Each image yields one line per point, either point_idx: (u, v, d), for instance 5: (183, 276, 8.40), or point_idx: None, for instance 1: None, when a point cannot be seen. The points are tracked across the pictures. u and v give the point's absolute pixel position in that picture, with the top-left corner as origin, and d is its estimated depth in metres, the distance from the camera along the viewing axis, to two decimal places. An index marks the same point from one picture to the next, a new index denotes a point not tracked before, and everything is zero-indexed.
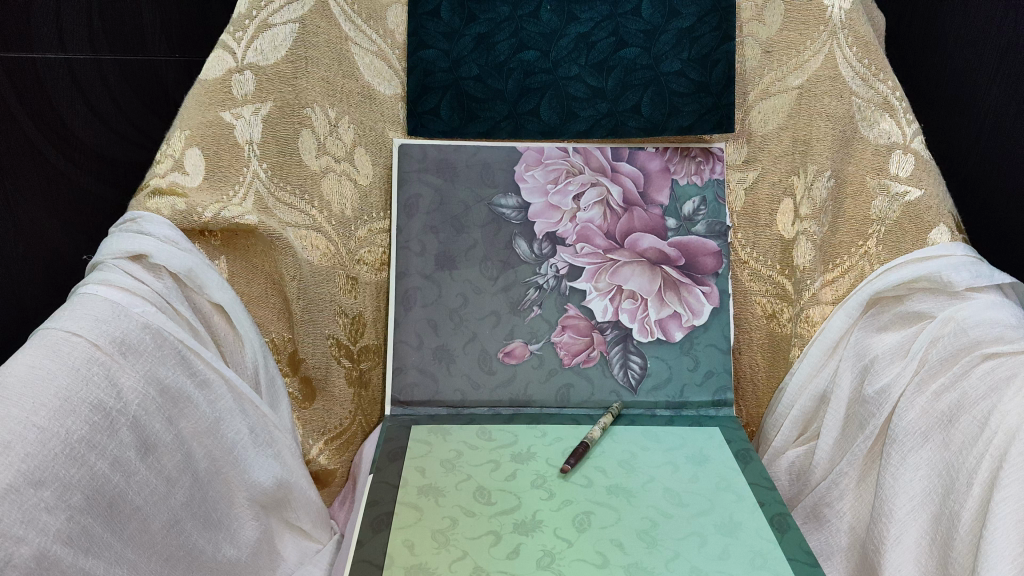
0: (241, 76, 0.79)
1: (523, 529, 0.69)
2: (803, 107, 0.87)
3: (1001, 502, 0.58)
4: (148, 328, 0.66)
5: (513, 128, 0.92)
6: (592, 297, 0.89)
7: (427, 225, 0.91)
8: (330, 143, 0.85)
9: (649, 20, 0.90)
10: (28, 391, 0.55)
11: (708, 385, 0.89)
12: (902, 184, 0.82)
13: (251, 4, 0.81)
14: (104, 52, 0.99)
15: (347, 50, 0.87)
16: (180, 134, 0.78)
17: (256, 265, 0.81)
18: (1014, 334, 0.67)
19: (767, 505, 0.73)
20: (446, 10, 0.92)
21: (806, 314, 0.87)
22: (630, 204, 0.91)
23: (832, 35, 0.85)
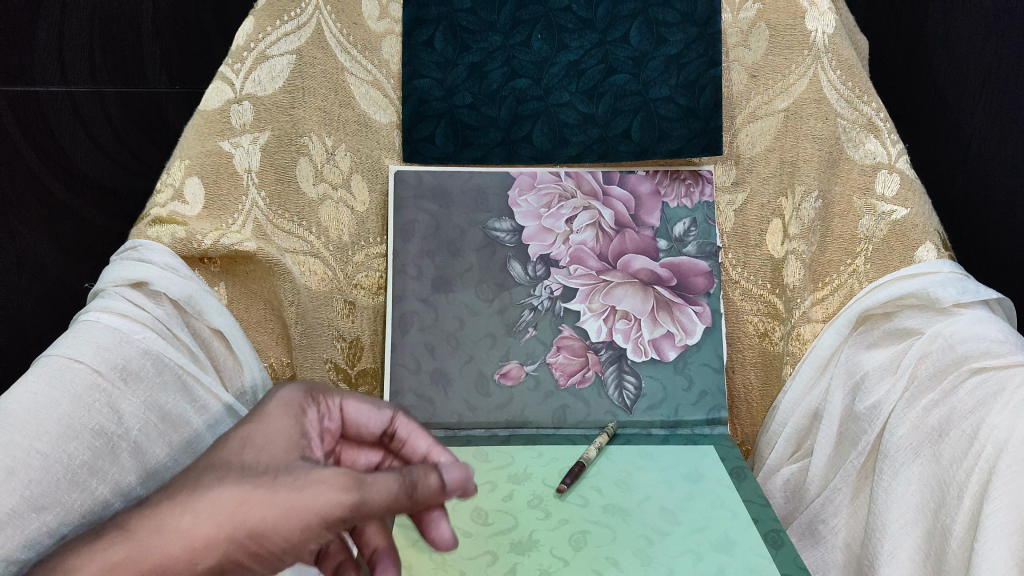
0: (240, 106, 0.81)
1: (520, 549, 0.70)
2: (790, 129, 0.89)
3: (993, 515, 0.59)
4: (149, 354, 0.67)
5: (506, 153, 0.94)
6: (586, 318, 0.91)
7: (423, 249, 0.92)
8: (327, 171, 0.87)
9: (637, 47, 0.92)
10: (32, 417, 0.56)
11: (703, 404, 0.89)
12: (888, 203, 0.83)
13: (249, 36, 0.82)
14: (105, 86, 1.05)
15: (344, 80, 0.89)
16: (180, 164, 0.79)
17: (255, 291, 0.82)
18: (999, 347, 0.68)
19: (761, 522, 0.73)
20: (439, 40, 0.94)
21: (797, 332, 0.88)
22: (622, 225, 0.92)
23: (816, 59, 0.87)
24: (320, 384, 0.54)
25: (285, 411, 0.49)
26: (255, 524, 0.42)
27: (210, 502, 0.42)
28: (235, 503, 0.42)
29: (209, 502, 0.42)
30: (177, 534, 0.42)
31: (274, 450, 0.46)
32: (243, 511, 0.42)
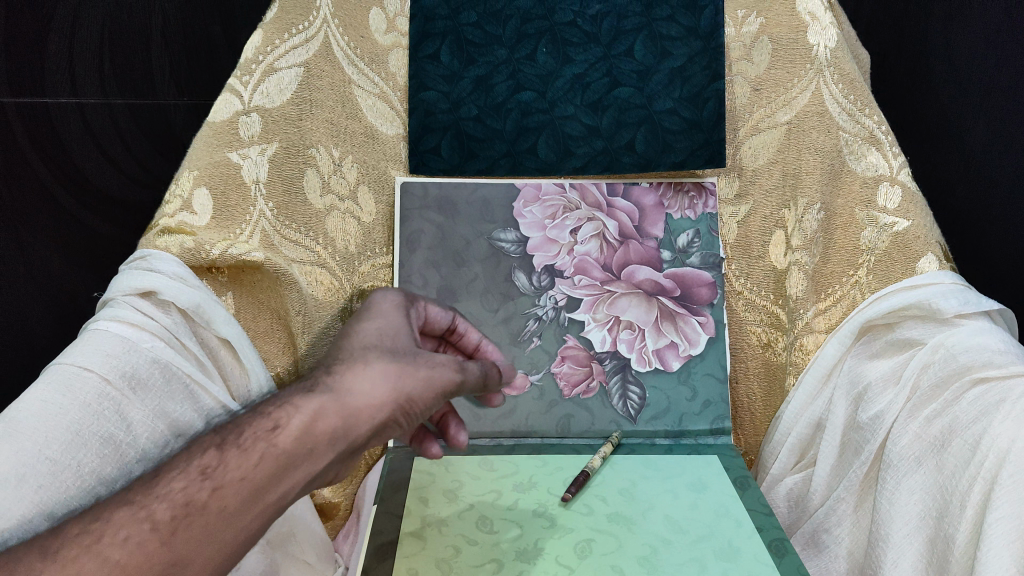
0: (249, 118, 0.82)
1: (526, 557, 0.71)
2: (792, 142, 0.90)
3: (996, 523, 0.59)
4: (157, 362, 0.67)
5: (511, 164, 0.95)
6: (591, 328, 0.91)
7: (429, 260, 0.93)
8: (334, 183, 0.88)
9: (641, 61, 0.93)
10: (41, 426, 0.57)
11: (706, 414, 0.90)
12: (890, 215, 0.84)
13: (258, 49, 0.84)
14: (114, 97, 1.08)
15: (351, 92, 0.90)
16: (189, 174, 0.81)
17: (263, 301, 0.82)
18: (1002, 359, 0.69)
19: (766, 531, 0.74)
20: (445, 54, 0.95)
21: (800, 343, 0.89)
22: (626, 237, 0.93)
23: (818, 73, 0.89)
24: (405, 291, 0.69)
25: (397, 315, 0.64)
26: (411, 391, 0.55)
27: (379, 369, 0.55)
28: (400, 370, 0.56)
29: (380, 369, 0.55)
30: (358, 392, 0.54)
31: (403, 340, 0.61)
32: (404, 379, 0.55)
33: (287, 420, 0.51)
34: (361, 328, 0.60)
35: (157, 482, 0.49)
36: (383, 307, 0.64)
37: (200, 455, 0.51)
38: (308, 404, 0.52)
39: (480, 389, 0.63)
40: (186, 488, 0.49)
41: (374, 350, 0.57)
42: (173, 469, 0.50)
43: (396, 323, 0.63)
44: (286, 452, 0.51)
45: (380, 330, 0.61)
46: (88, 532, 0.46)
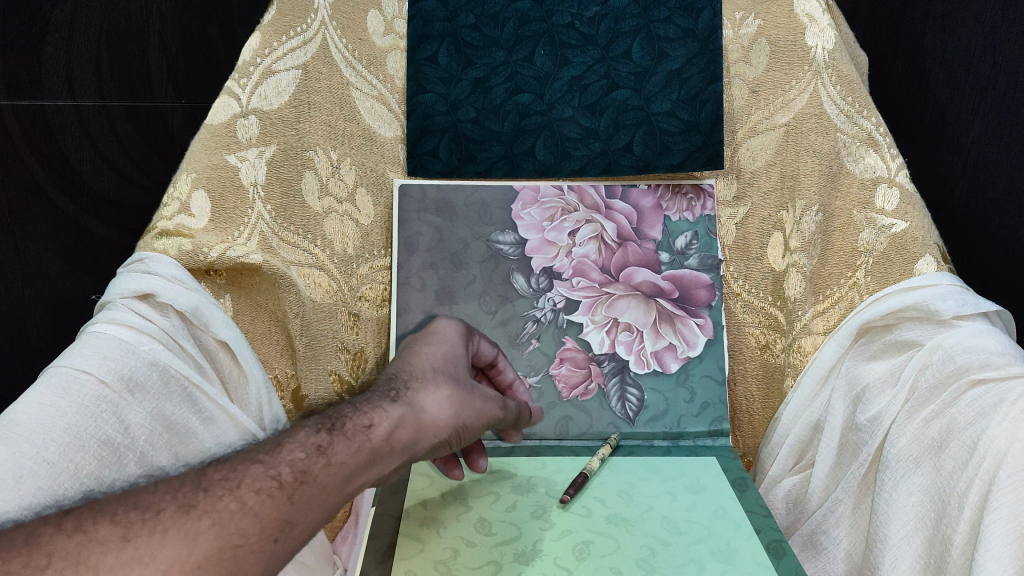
0: (247, 120, 0.82)
1: (524, 558, 0.71)
2: (790, 143, 0.90)
3: (993, 524, 0.59)
4: (155, 365, 0.67)
5: (509, 167, 0.95)
6: (589, 330, 0.91)
7: (427, 262, 0.93)
8: (332, 185, 0.88)
9: (639, 63, 0.93)
10: (39, 428, 0.57)
11: (705, 416, 0.90)
12: (888, 216, 0.84)
13: (256, 51, 0.84)
14: (111, 99, 1.09)
15: (349, 94, 0.90)
16: (187, 177, 0.80)
17: (261, 303, 0.82)
18: (1000, 360, 0.69)
19: (764, 532, 0.74)
20: (443, 56, 0.95)
21: (799, 344, 0.89)
22: (624, 238, 0.93)
23: (816, 74, 0.89)
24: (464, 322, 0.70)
25: (459, 343, 0.66)
26: (469, 422, 0.60)
27: (447, 395, 0.60)
28: (463, 400, 0.61)
29: (447, 394, 0.60)
30: (430, 413, 0.58)
31: (463, 371, 0.64)
32: (464, 408, 0.60)
33: (381, 422, 0.55)
34: (425, 349, 0.63)
35: (280, 446, 0.52)
36: (445, 331, 0.67)
37: (314, 431, 0.54)
38: (393, 412, 0.56)
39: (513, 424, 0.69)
40: (305, 459, 0.51)
41: (443, 374, 0.61)
42: (290, 438, 0.53)
43: (456, 345, 0.66)
44: (379, 450, 0.54)
45: (443, 357, 0.64)
46: (218, 483, 0.48)
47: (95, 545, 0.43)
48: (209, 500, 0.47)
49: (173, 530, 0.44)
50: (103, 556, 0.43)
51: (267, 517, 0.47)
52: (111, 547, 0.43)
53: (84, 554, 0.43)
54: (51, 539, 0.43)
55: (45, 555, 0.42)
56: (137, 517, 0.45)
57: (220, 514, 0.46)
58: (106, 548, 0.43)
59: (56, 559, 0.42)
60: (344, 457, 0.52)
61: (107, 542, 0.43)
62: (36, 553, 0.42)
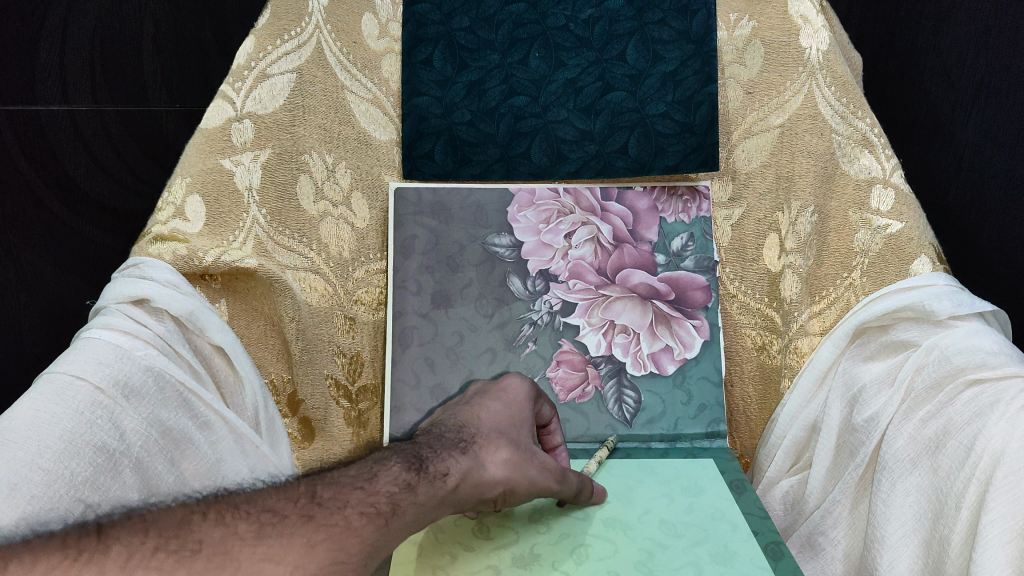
0: (241, 124, 0.82)
1: (522, 563, 0.70)
2: (785, 145, 0.90)
3: (990, 524, 0.60)
4: (150, 370, 0.67)
5: (504, 170, 0.95)
6: (586, 332, 0.91)
7: (423, 265, 0.92)
8: (328, 189, 0.88)
9: (633, 65, 0.93)
10: (34, 434, 0.57)
11: (702, 418, 0.90)
12: (883, 217, 0.84)
13: (251, 55, 0.84)
14: (105, 103, 1.13)
15: (344, 98, 0.90)
16: (182, 182, 0.81)
17: (255, 308, 0.82)
18: (995, 359, 0.69)
19: (761, 534, 0.74)
20: (438, 59, 0.95)
21: (795, 345, 0.88)
22: (620, 241, 0.93)
23: (810, 75, 0.89)
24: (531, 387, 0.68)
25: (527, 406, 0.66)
26: (517, 484, 0.61)
27: (507, 458, 0.60)
28: (518, 464, 0.61)
29: (506, 457, 0.60)
30: (489, 476, 0.59)
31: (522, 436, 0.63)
32: (520, 474, 0.61)
33: (454, 471, 0.57)
34: (494, 408, 0.64)
35: (377, 474, 0.55)
36: (515, 389, 0.67)
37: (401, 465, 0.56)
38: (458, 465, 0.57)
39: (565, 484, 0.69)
40: (398, 493, 0.53)
41: (506, 437, 0.62)
42: (383, 470, 0.55)
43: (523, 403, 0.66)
44: (447, 497, 0.56)
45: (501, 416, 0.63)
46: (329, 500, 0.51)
47: (236, 539, 0.46)
48: (325, 513, 0.50)
49: (297, 534, 0.48)
50: (242, 549, 0.46)
51: (366, 537, 0.50)
52: (247, 542, 0.46)
53: (228, 546, 0.46)
54: (199, 529, 0.46)
55: (196, 541, 0.45)
56: (267, 519, 0.48)
57: (334, 528, 0.49)
58: (243, 542, 0.46)
59: (205, 547, 0.45)
60: (427, 498, 0.54)
61: (244, 538, 0.47)
62: (187, 539, 0.46)
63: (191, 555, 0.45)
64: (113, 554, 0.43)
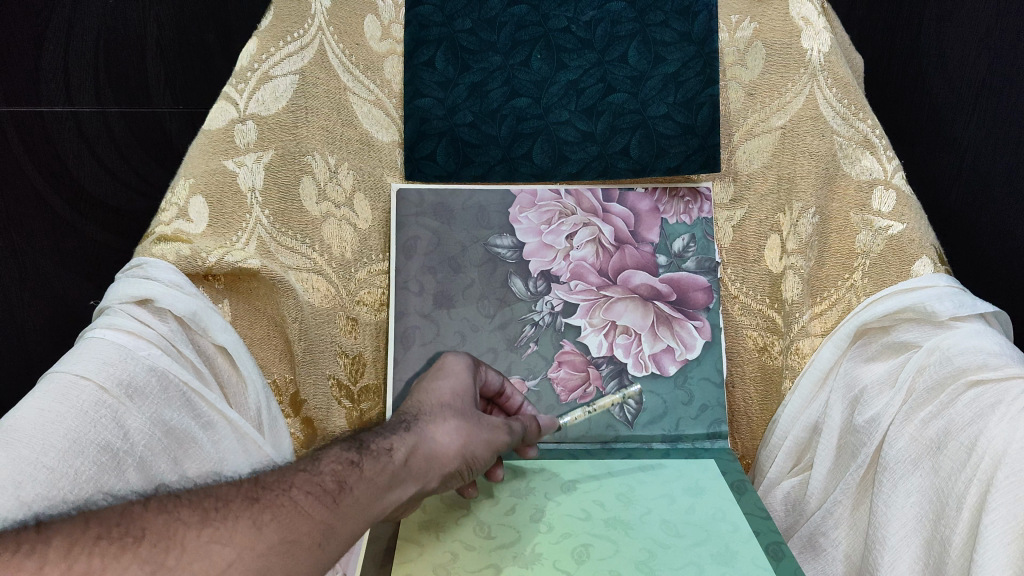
0: (244, 126, 0.83)
1: (523, 562, 0.71)
2: (787, 146, 0.90)
3: (991, 525, 0.60)
4: (154, 370, 0.67)
5: (507, 171, 0.95)
6: (587, 332, 0.91)
7: (425, 265, 0.93)
8: (330, 190, 0.88)
9: (636, 66, 0.93)
10: (39, 434, 0.57)
11: (703, 418, 0.90)
12: (885, 218, 0.84)
13: (252, 58, 0.84)
14: (110, 105, 1.13)
15: (347, 99, 0.91)
16: (184, 183, 0.81)
17: (258, 308, 0.82)
18: (997, 360, 0.69)
19: (762, 534, 0.74)
20: (440, 61, 0.95)
21: (796, 346, 0.88)
22: (622, 242, 0.93)
23: (812, 77, 0.90)
24: (466, 357, 0.72)
25: (467, 375, 0.69)
26: (475, 449, 0.62)
27: (456, 426, 0.62)
28: (471, 431, 0.63)
29: (456, 426, 0.62)
30: (440, 443, 0.60)
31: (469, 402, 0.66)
32: (473, 439, 0.62)
33: (400, 447, 0.57)
34: (437, 383, 0.66)
35: (319, 457, 0.55)
36: (452, 363, 0.70)
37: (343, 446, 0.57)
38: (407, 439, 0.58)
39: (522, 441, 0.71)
40: (342, 470, 0.54)
41: (451, 407, 0.63)
42: (326, 453, 0.56)
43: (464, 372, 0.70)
44: (399, 472, 0.56)
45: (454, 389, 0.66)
46: (273, 483, 0.51)
47: (182, 524, 0.46)
48: (270, 495, 0.50)
49: (242, 517, 0.48)
50: (187, 532, 0.46)
51: (320, 517, 0.50)
52: (193, 526, 0.46)
53: (173, 531, 0.46)
54: (142, 517, 0.46)
55: (138, 528, 0.45)
56: (209, 505, 0.48)
57: (280, 508, 0.50)
58: (189, 527, 0.46)
59: (148, 533, 0.45)
60: (376, 475, 0.55)
61: (189, 522, 0.46)
62: (131, 527, 0.45)
63: (135, 541, 0.44)
64: (55, 545, 0.43)
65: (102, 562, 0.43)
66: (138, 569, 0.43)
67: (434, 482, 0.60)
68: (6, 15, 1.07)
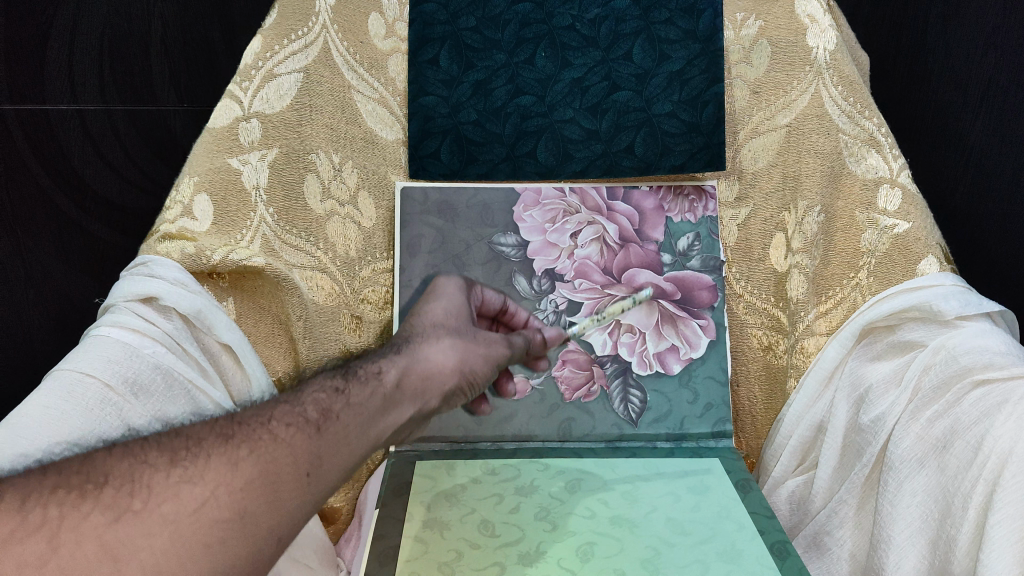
0: (249, 123, 0.83)
1: (528, 560, 0.71)
2: (792, 144, 0.90)
3: (997, 524, 0.60)
4: (159, 368, 0.67)
5: (511, 169, 0.95)
6: (592, 331, 0.91)
7: (429, 264, 0.93)
8: (334, 188, 0.88)
9: (640, 64, 0.93)
10: (45, 433, 0.57)
11: (708, 417, 0.90)
12: (890, 217, 0.84)
13: (257, 55, 0.85)
14: (115, 103, 1.14)
15: (350, 97, 0.91)
16: (189, 181, 0.81)
17: (264, 306, 0.83)
18: (1004, 360, 0.69)
19: (767, 533, 0.74)
20: (445, 58, 0.95)
21: (801, 345, 0.89)
22: (626, 240, 0.93)
23: (817, 75, 0.89)
24: (459, 280, 0.78)
25: (458, 294, 0.74)
26: (473, 364, 0.64)
27: (449, 344, 0.64)
28: (467, 348, 0.64)
29: (449, 344, 0.64)
30: (434, 360, 0.62)
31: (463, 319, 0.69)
32: (468, 355, 0.64)
33: (389, 370, 0.60)
34: (431, 305, 0.70)
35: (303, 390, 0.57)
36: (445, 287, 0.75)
37: (330, 377, 0.59)
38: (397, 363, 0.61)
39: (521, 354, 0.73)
40: (326, 398, 0.56)
41: (444, 328, 0.66)
42: (310, 385, 0.58)
43: (458, 303, 0.72)
44: (390, 395, 0.58)
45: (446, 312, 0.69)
46: (252, 417, 0.53)
47: (147, 469, 0.47)
48: (246, 430, 0.52)
49: (214, 455, 0.49)
50: (154, 475, 0.46)
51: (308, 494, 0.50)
52: (160, 468, 0.47)
53: (136, 475, 0.46)
54: (105, 464, 0.47)
55: (101, 475, 0.46)
56: (180, 445, 0.49)
57: (256, 440, 0.51)
58: (155, 470, 0.47)
59: (112, 479, 0.46)
60: (364, 400, 0.57)
61: (157, 465, 0.47)
62: (93, 474, 0.46)
63: (97, 489, 0.45)
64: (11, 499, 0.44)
65: (59, 510, 0.43)
66: (99, 515, 0.44)
67: (435, 399, 0.62)
68: (9, 12, 1.07)
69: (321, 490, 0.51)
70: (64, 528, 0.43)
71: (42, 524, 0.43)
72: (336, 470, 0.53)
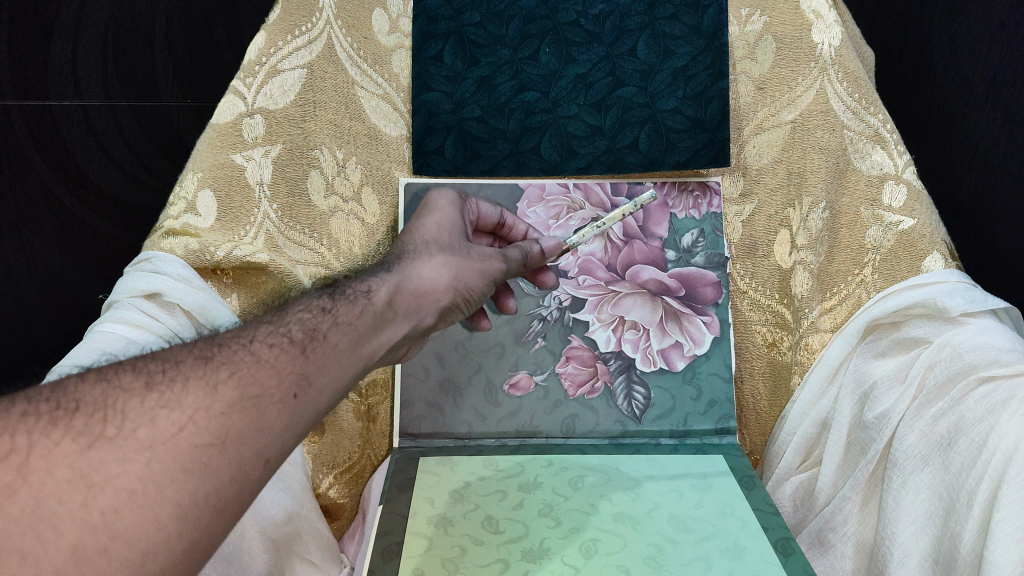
0: (252, 120, 0.83)
1: (531, 557, 0.71)
2: (796, 140, 0.89)
3: (1002, 521, 0.59)
4: None
5: (514, 166, 0.95)
6: (595, 328, 0.91)
7: None
8: (338, 184, 0.88)
9: (644, 60, 0.93)
10: None
11: (711, 414, 0.90)
12: (895, 214, 0.84)
13: (261, 50, 0.85)
14: (118, 99, 1.15)
15: (354, 93, 0.90)
16: (193, 176, 0.81)
17: (266, 303, 0.82)
18: (1008, 357, 0.68)
19: (771, 530, 0.74)
20: (449, 54, 0.94)
21: (806, 341, 0.88)
22: (630, 237, 0.92)
23: (822, 71, 0.88)
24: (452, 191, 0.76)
25: (452, 209, 0.73)
26: (469, 278, 0.65)
27: (443, 262, 0.64)
28: (460, 265, 0.65)
29: (443, 261, 0.64)
30: (427, 276, 0.62)
31: (457, 233, 0.70)
32: (463, 271, 0.64)
33: (380, 288, 0.59)
34: (425, 219, 0.71)
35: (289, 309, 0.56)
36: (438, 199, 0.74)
37: (318, 296, 0.57)
38: (389, 280, 0.60)
39: (519, 268, 0.74)
40: (314, 316, 0.54)
41: (437, 245, 0.66)
42: (298, 302, 0.57)
43: (452, 218, 0.71)
44: (382, 312, 0.57)
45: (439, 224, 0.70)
46: (233, 338, 0.50)
47: (124, 394, 0.43)
48: (227, 353, 0.49)
49: (194, 379, 0.45)
50: (129, 401, 0.43)
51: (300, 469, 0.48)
52: (137, 394, 0.43)
53: (112, 401, 0.42)
54: (78, 390, 0.43)
55: (72, 402, 0.42)
56: (156, 369, 0.46)
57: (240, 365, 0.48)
58: (130, 395, 0.43)
59: (84, 405, 0.42)
60: (352, 314, 0.56)
61: (132, 390, 0.43)
62: (64, 401, 0.42)
63: (68, 415, 0.41)
64: None
65: (30, 438, 0.39)
66: (71, 442, 0.40)
67: (431, 316, 0.62)
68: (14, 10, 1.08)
69: (310, 412, 0.49)
70: (34, 456, 0.39)
71: (10, 453, 0.38)
72: (327, 396, 0.51)
